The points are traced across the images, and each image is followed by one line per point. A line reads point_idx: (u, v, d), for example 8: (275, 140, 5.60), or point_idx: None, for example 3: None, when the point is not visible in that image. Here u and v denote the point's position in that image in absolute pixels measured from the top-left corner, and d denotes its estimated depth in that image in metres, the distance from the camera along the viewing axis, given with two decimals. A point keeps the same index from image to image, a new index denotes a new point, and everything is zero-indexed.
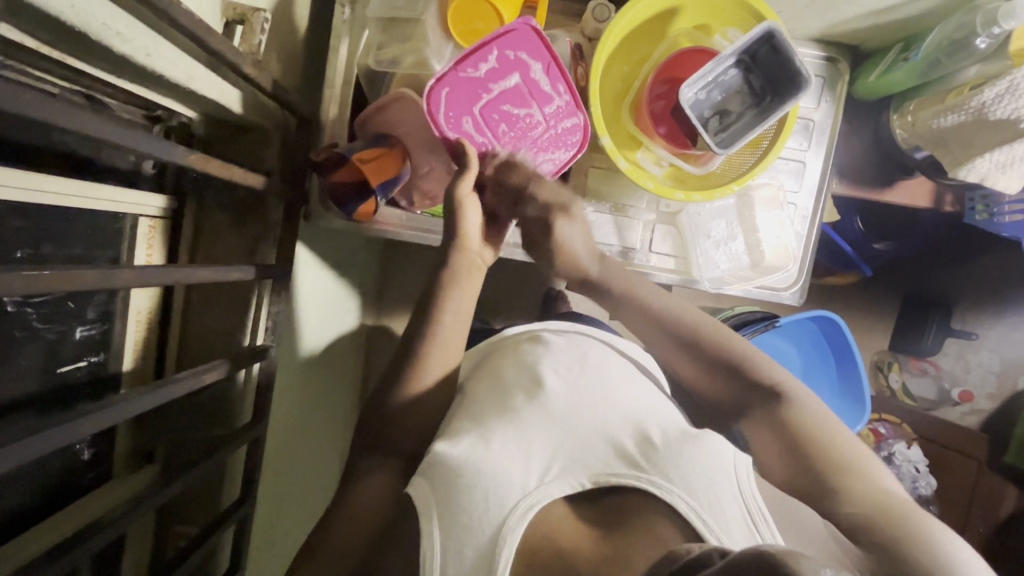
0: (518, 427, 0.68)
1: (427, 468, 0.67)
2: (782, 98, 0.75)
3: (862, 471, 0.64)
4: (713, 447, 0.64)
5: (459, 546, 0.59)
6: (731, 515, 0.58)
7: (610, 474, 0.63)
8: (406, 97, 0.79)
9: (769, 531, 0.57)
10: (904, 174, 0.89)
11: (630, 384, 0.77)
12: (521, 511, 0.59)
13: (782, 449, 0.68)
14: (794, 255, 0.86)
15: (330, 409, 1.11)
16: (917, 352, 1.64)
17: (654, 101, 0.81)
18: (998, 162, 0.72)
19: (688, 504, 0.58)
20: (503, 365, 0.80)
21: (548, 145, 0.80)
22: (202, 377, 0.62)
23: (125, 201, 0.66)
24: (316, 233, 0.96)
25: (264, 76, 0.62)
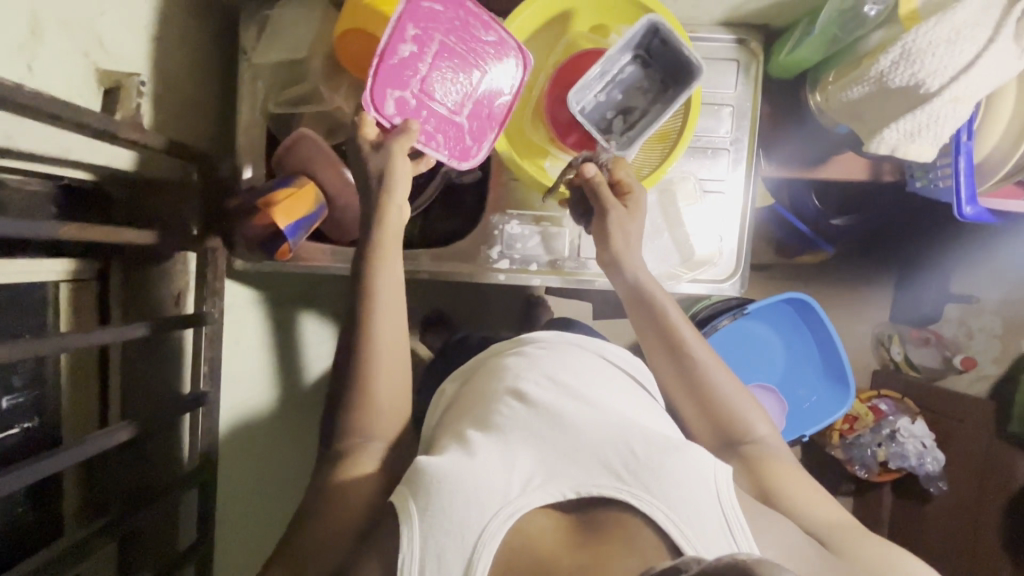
0: (502, 441, 0.66)
1: (409, 475, 0.64)
2: (680, 88, 0.75)
3: (821, 499, 0.69)
4: (696, 457, 0.63)
5: (440, 553, 0.56)
6: (709, 524, 0.58)
7: (592, 485, 0.61)
8: (308, 137, 0.80)
9: (744, 538, 0.57)
10: (834, 151, 0.86)
11: (611, 391, 0.75)
12: (501, 521, 0.58)
13: (759, 481, 0.70)
14: (724, 246, 0.85)
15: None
16: (918, 320, 1.59)
17: (560, 112, 0.80)
18: (907, 132, 0.67)
19: (667, 517, 0.57)
20: (488, 383, 0.79)
21: (416, 106, 0.74)
22: (114, 437, 0.65)
23: (17, 270, 0.66)
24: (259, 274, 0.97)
25: (150, 137, 0.64)
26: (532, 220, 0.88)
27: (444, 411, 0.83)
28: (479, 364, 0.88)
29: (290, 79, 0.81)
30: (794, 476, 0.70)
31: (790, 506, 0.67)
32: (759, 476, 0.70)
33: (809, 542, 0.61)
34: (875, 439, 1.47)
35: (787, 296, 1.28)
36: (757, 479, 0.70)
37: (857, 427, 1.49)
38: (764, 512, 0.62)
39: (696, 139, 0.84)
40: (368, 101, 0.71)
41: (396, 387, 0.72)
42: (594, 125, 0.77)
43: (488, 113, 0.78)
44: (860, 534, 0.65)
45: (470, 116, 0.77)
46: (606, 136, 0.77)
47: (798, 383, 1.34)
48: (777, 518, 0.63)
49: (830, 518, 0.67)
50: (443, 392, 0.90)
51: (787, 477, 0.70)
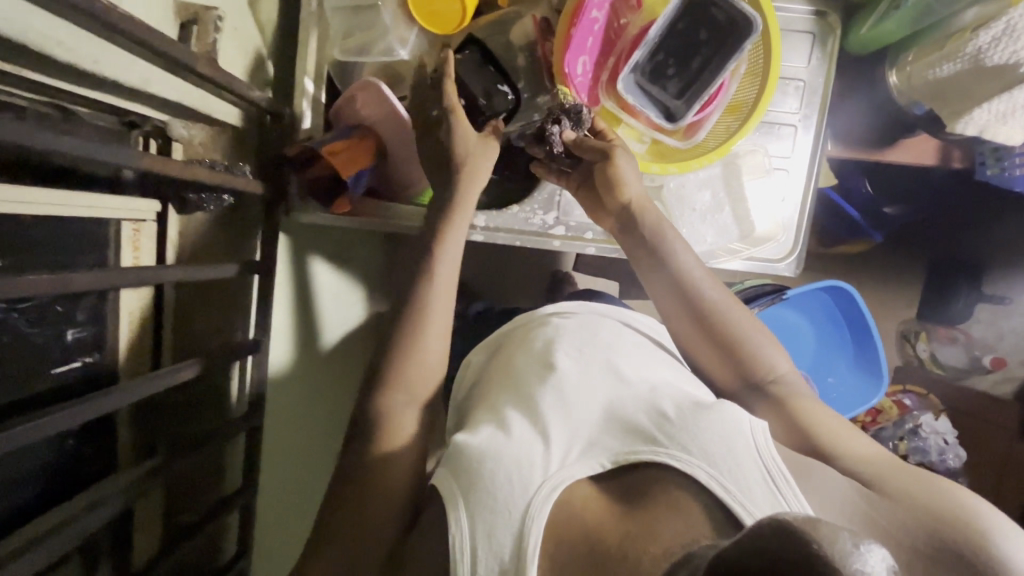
0: (536, 415, 0.66)
1: (448, 459, 0.64)
2: (730, 44, 0.73)
3: (863, 441, 0.65)
4: (728, 415, 0.62)
5: (487, 529, 0.56)
6: (753, 479, 0.55)
7: (631, 451, 0.61)
8: (376, 85, 0.77)
9: (794, 497, 0.54)
10: (906, 133, 0.84)
11: (641, 360, 0.75)
12: (546, 491, 0.57)
13: (795, 428, 0.67)
14: (785, 224, 0.84)
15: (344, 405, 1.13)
16: (947, 318, 1.56)
17: (633, 91, 0.76)
18: (999, 112, 0.68)
19: (708, 473, 0.56)
20: (515, 357, 0.79)
21: (578, 55, 0.74)
22: (177, 375, 0.67)
23: (94, 205, 0.66)
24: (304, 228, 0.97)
25: (223, 74, 0.62)
26: None
27: (479, 386, 0.81)
28: (508, 334, 0.88)
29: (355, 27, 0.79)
30: (827, 415, 0.68)
31: (834, 456, 0.63)
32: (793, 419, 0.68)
33: (855, 487, 0.58)
34: (897, 433, 1.45)
35: (825, 284, 1.27)
36: (795, 429, 0.67)
37: (881, 420, 1.50)
38: (803, 464, 0.59)
39: (766, 113, 0.83)
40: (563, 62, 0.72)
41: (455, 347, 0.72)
42: (652, 96, 0.76)
43: (609, 49, 0.78)
44: (911, 475, 0.59)
45: (603, 51, 0.77)
46: (663, 104, 0.76)
47: (828, 370, 1.33)
48: (820, 470, 0.59)
49: (879, 464, 0.61)
50: (469, 364, 0.89)
51: (822, 417, 0.67)
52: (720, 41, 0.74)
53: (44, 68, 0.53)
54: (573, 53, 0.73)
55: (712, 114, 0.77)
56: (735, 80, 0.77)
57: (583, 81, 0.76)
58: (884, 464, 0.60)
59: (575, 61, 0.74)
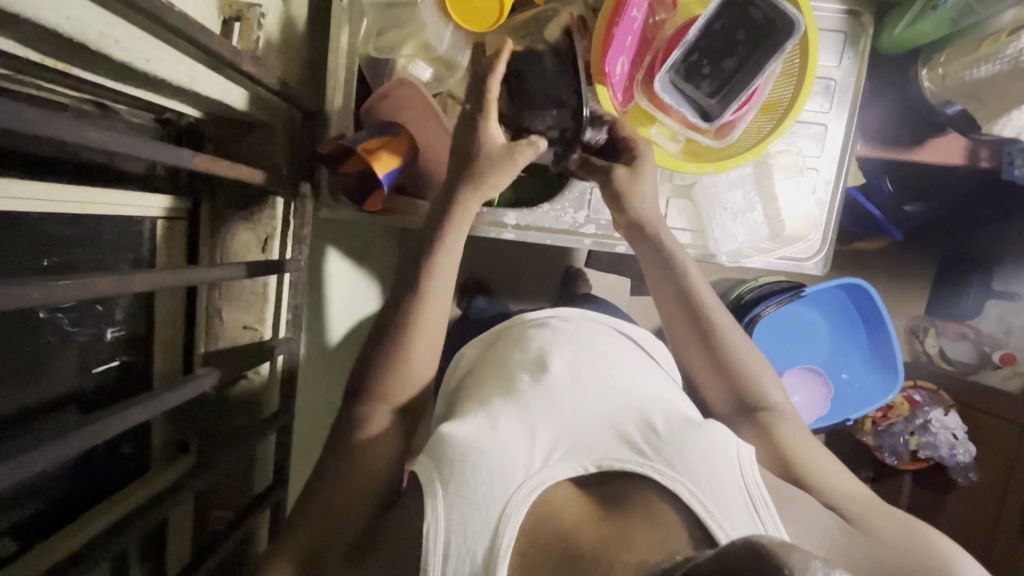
0: (525, 412, 0.66)
1: (433, 445, 0.63)
2: (769, 44, 0.73)
3: (843, 475, 0.67)
4: (718, 436, 0.63)
5: (464, 525, 0.56)
6: (733, 500, 0.57)
7: (615, 459, 0.61)
8: (414, 85, 0.78)
9: (772, 521, 0.56)
10: (935, 131, 0.84)
11: (633, 367, 0.75)
12: (526, 492, 0.58)
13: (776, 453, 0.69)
14: (815, 223, 0.84)
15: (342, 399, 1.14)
16: (956, 315, 1.59)
17: (670, 90, 0.75)
18: None
19: (690, 491, 0.57)
20: (509, 354, 0.78)
21: (617, 55, 0.74)
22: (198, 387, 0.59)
23: (124, 203, 0.66)
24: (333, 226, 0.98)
25: (264, 72, 0.62)
26: None
27: (468, 376, 0.81)
28: (502, 332, 0.88)
29: (388, 23, 0.79)
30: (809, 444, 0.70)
31: (813, 482, 0.65)
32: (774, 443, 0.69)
33: (832, 518, 0.60)
34: (907, 428, 1.50)
35: (842, 281, 1.28)
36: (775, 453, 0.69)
37: (892, 416, 1.51)
38: (785, 488, 0.60)
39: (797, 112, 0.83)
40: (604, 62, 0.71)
41: None
42: (687, 95, 0.76)
43: (645, 47, 0.78)
44: (882, 513, 0.61)
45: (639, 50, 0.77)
46: (698, 103, 0.76)
47: (842, 367, 1.35)
48: (799, 495, 0.60)
49: (858, 501, 0.63)
50: (461, 357, 0.88)
51: (806, 447, 0.69)
52: (759, 40, 0.73)
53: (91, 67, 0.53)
54: (613, 54, 0.73)
55: (747, 114, 0.77)
56: (770, 79, 0.77)
57: (620, 81, 0.76)
58: (862, 502, 0.63)
59: (614, 61, 0.74)
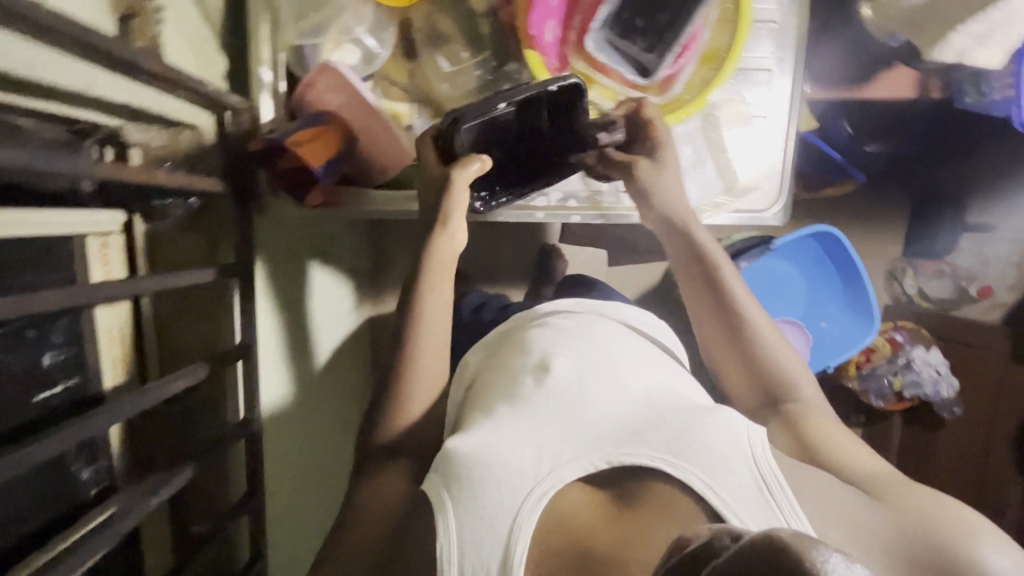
0: (530, 417, 0.65)
1: (440, 461, 0.64)
2: None
3: (874, 459, 0.65)
4: (726, 422, 0.63)
5: (478, 537, 0.57)
6: (747, 488, 0.56)
7: (624, 454, 0.61)
8: (336, 69, 0.75)
9: (789, 507, 0.55)
10: (885, 66, 0.84)
11: (638, 360, 0.75)
12: (537, 498, 0.58)
13: (794, 436, 0.69)
14: (770, 172, 0.82)
15: (325, 402, 1.11)
16: (931, 253, 1.58)
17: (602, 49, 0.74)
18: (976, 35, 0.65)
19: (704, 482, 0.57)
20: (510, 356, 0.78)
21: (544, 19, 0.71)
22: (187, 380, 0.67)
23: (56, 221, 0.63)
24: (296, 226, 0.97)
25: (171, 70, 0.59)
26: None
27: (471, 378, 0.81)
28: (506, 332, 0.87)
29: (306, 7, 0.76)
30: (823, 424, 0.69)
31: (835, 459, 0.65)
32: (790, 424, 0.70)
33: (853, 492, 0.59)
34: (891, 369, 1.49)
35: (812, 230, 1.27)
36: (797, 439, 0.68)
37: (874, 359, 1.50)
38: (802, 472, 0.60)
39: (740, 60, 0.81)
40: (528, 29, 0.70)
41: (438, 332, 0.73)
42: (621, 55, 0.75)
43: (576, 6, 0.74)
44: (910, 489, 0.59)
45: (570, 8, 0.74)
46: (635, 61, 0.75)
47: (820, 316, 1.35)
48: (816, 476, 0.60)
49: (882, 478, 0.62)
50: (465, 362, 0.87)
51: (830, 432, 0.68)
52: None
53: None
54: (537, 19, 0.71)
55: (686, 66, 0.75)
56: (708, 27, 0.74)
57: (553, 43, 0.74)
58: (886, 474, 0.62)
59: (542, 26, 0.72)
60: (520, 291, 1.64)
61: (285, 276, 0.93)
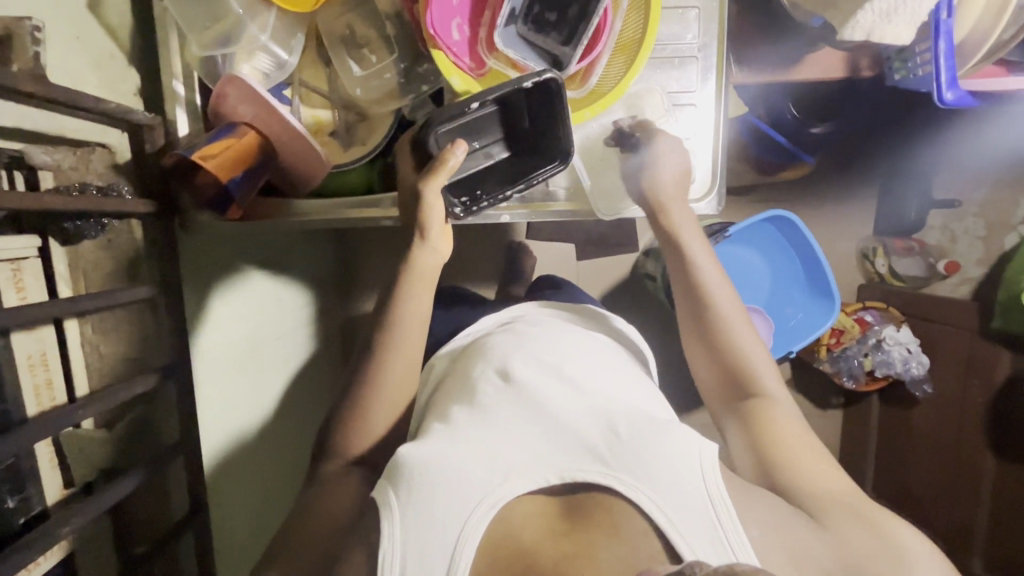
0: (488, 430, 0.66)
1: (391, 467, 0.65)
2: None
3: (830, 474, 0.68)
4: (681, 439, 0.64)
5: (422, 548, 0.57)
6: (696, 508, 0.58)
7: (577, 469, 0.62)
8: (241, 79, 0.73)
9: (732, 524, 0.57)
10: (809, 48, 0.81)
11: (598, 371, 0.75)
12: (484, 509, 0.59)
13: (753, 445, 0.71)
14: (697, 160, 0.82)
15: (278, 417, 1.10)
16: (901, 230, 1.57)
17: (513, 44, 0.72)
18: (882, 12, 0.64)
19: (653, 502, 0.58)
20: (471, 365, 0.79)
21: (447, 16, 0.70)
22: (126, 392, 0.73)
23: None
24: (234, 240, 0.97)
25: (57, 90, 0.58)
26: None
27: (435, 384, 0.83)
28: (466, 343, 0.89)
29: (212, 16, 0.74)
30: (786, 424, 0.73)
31: (793, 478, 0.67)
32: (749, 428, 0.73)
33: (799, 513, 0.63)
34: (862, 350, 1.49)
35: (768, 215, 1.26)
36: (752, 441, 0.72)
37: (845, 340, 1.50)
38: (748, 489, 0.63)
39: (659, 48, 0.80)
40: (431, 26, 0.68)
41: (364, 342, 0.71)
42: (533, 49, 0.73)
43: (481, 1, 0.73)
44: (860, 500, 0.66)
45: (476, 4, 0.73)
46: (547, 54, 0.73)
47: (784, 302, 1.33)
48: (764, 493, 0.63)
49: (830, 500, 0.65)
50: (432, 367, 0.87)
51: (796, 444, 0.70)
52: None
53: None
54: (440, 16, 0.69)
55: (600, 57, 0.73)
56: (618, 17, 0.73)
57: (461, 40, 0.72)
58: (834, 497, 0.65)
59: (446, 24, 0.70)
60: (488, 290, 1.63)
61: (221, 293, 0.92)
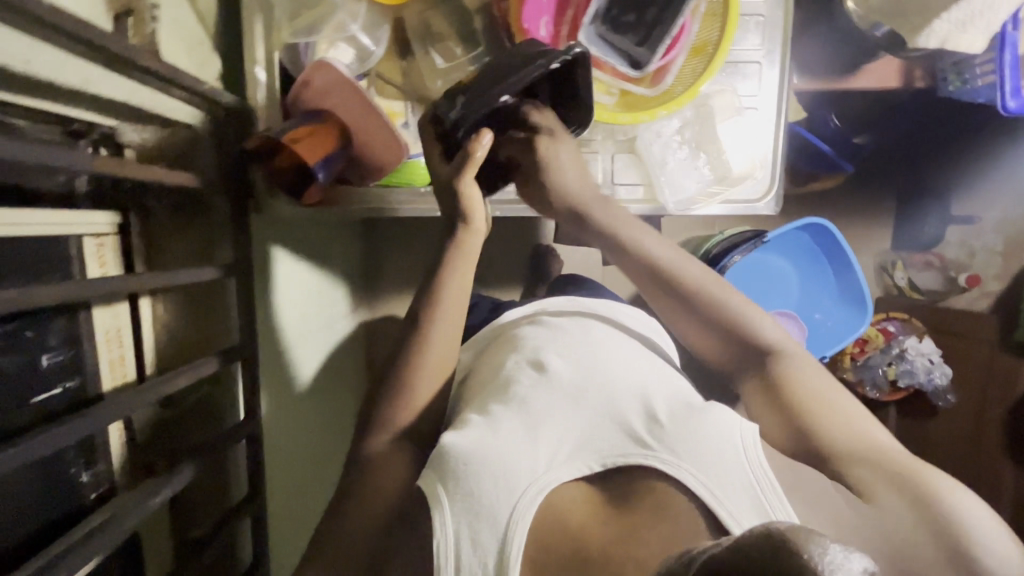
0: (528, 413, 0.66)
1: (435, 457, 0.64)
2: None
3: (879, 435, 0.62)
4: (720, 419, 0.63)
5: (474, 534, 0.57)
6: (738, 484, 0.57)
7: (619, 455, 0.62)
8: (331, 65, 0.74)
9: (779, 504, 0.55)
10: (868, 57, 0.89)
11: (632, 357, 0.74)
12: (532, 495, 0.59)
13: (790, 420, 0.64)
14: (761, 161, 0.84)
15: (318, 407, 1.10)
16: (919, 245, 1.60)
17: (596, 43, 0.75)
18: (957, 22, 0.68)
19: (697, 480, 0.57)
20: (503, 355, 0.78)
21: (537, 16, 0.73)
22: (189, 375, 0.69)
23: (53, 222, 0.64)
24: (295, 230, 1.00)
25: (167, 66, 0.59)
26: None
27: (465, 377, 0.83)
28: (496, 333, 0.88)
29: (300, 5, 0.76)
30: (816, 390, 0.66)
31: (830, 449, 0.61)
32: (779, 398, 0.67)
33: (845, 493, 0.57)
34: (885, 360, 1.50)
35: (803, 223, 1.29)
36: (786, 412, 0.65)
37: (868, 350, 1.50)
38: (793, 466, 0.60)
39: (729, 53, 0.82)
40: (525, 26, 0.71)
41: (438, 326, 0.72)
42: (614, 50, 0.76)
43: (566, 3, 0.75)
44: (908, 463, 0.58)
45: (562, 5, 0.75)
46: (628, 54, 0.76)
47: (813, 308, 1.36)
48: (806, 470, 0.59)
49: (873, 464, 0.58)
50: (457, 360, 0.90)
51: (832, 410, 0.64)
52: None
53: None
54: (530, 15, 0.72)
55: (677, 58, 0.76)
56: (697, 20, 0.75)
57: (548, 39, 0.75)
58: (879, 462, 0.58)
59: (536, 22, 0.73)
60: (515, 292, 1.63)
61: (285, 281, 0.95)
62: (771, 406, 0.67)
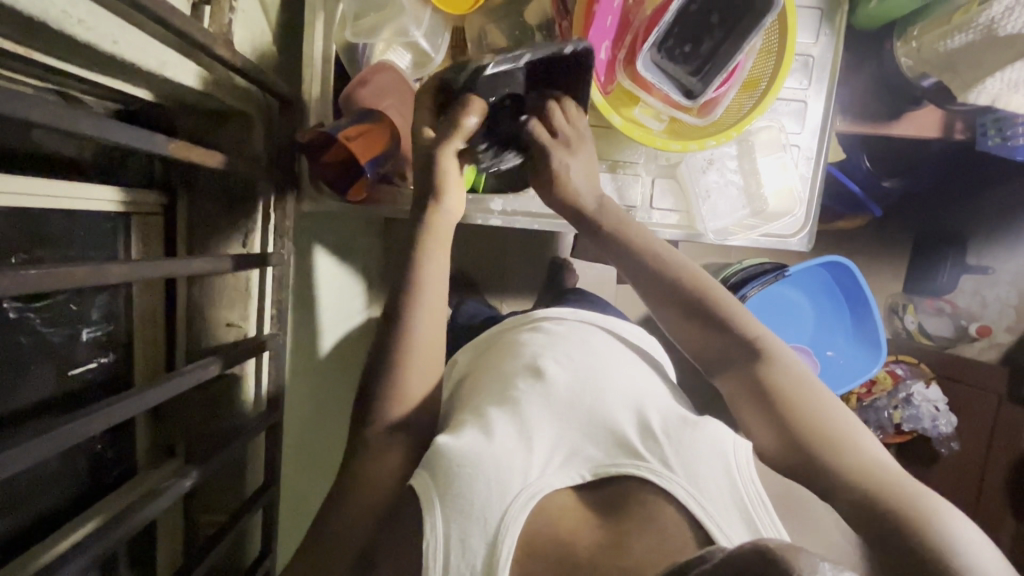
0: (522, 417, 0.65)
1: (429, 457, 0.63)
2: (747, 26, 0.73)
3: (869, 452, 0.61)
4: (712, 435, 0.63)
5: (464, 534, 0.57)
6: (729, 503, 0.57)
7: (610, 464, 0.62)
8: (391, 69, 0.79)
9: (770, 523, 0.56)
10: (913, 105, 0.98)
11: (630, 369, 0.74)
12: (524, 499, 0.58)
13: (784, 433, 0.64)
14: (799, 199, 0.85)
15: (327, 401, 1.09)
16: (931, 291, 1.61)
17: (651, 70, 0.75)
18: (1010, 82, 0.81)
19: (688, 494, 0.57)
20: (502, 361, 0.77)
21: (598, 38, 0.74)
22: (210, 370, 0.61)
23: (106, 198, 0.64)
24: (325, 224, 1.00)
25: (239, 55, 0.60)
26: (606, 166, 0.85)
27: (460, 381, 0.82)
28: (494, 338, 0.87)
29: (364, 7, 0.77)
30: (826, 412, 0.64)
31: (823, 468, 0.61)
32: (776, 414, 0.65)
33: (838, 523, 0.57)
34: (890, 403, 1.48)
35: (823, 260, 1.30)
36: (778, 418, 0.65)
37: (876, 391, 1.48)
38: (789, 495, 0.60)
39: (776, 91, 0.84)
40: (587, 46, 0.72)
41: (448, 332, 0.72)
42: (667, 77, 0.77)
43: (626, 30, 0.77)
44: (913, 491, 0.57)
45: (621, 33, 0.77)
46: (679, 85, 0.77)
47: (825, 344, 1.37)
48: (801, 497, 0.60)
49: (863, 486, 0.58)
50: (455, 363, 0.89)
51: (823, 423, 0.63)
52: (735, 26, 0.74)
53: (70, 52, 0.50)
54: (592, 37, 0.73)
55: (728, 92, 0.78)
56: (750, 56, 0.78)
57: (604, 62, 0.76)
58: (871, 482, 0.58)
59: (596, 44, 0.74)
60: (528, 301, 1.64)
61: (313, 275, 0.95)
62: (764, 413, 0.66)
